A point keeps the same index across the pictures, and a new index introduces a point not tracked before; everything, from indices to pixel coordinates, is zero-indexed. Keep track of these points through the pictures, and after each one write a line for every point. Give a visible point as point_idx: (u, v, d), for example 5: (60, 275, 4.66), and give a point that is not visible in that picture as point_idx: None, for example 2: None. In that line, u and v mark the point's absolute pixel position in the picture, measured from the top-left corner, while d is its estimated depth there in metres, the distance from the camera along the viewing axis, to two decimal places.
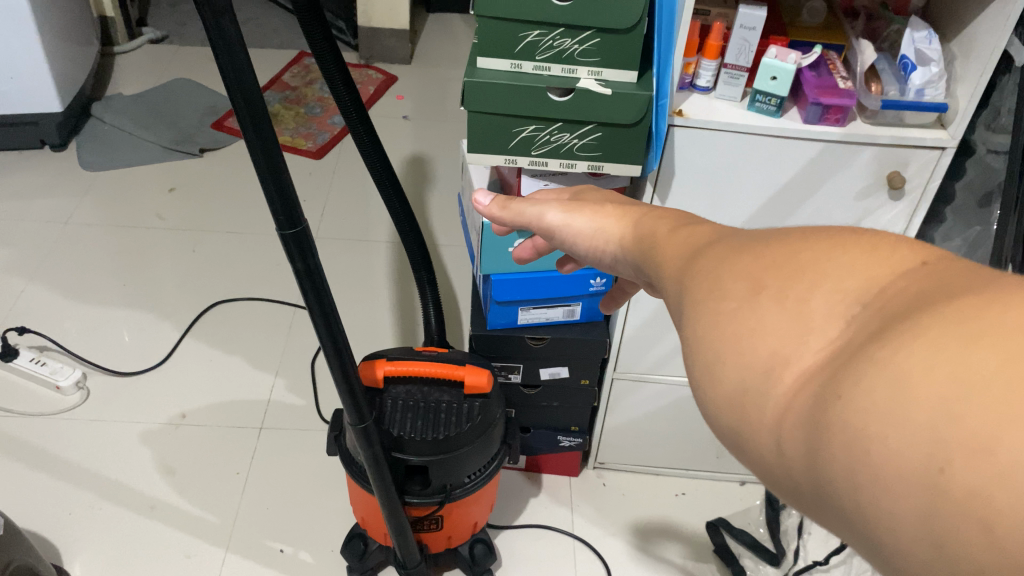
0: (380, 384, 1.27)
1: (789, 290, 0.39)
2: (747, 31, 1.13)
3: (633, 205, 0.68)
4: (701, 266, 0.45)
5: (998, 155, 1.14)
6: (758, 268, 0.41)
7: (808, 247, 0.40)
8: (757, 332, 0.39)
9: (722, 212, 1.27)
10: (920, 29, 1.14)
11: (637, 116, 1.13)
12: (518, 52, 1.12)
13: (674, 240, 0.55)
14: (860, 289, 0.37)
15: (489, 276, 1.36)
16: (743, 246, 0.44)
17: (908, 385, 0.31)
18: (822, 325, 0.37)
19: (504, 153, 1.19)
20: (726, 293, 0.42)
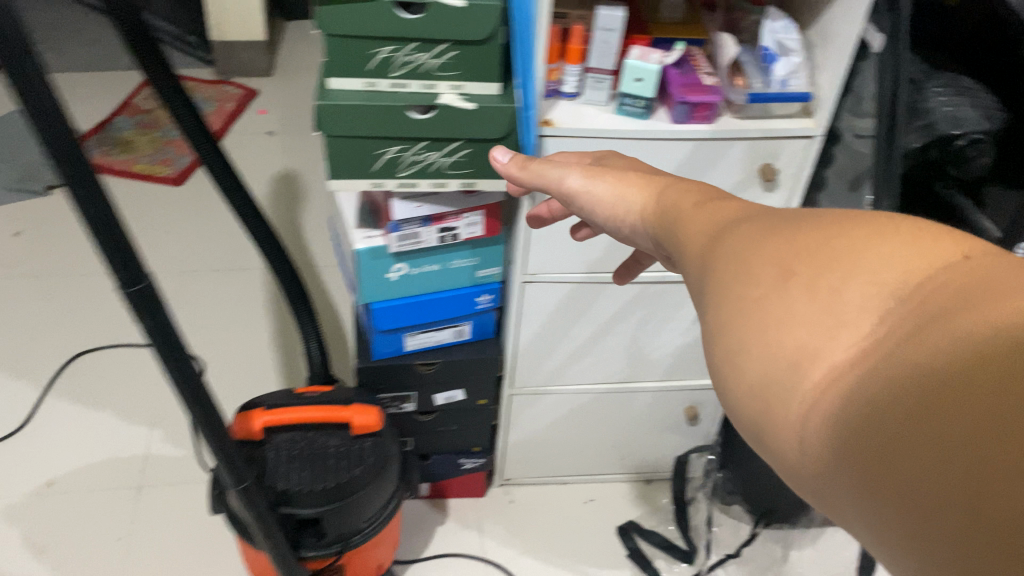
0: (258, 436, 1.19)
1: (818, 279, 0.47)
2: (607, 33, 1.11)
3: (668, 184, 0.77)
4: (741, 247, 0.54)
5: (865, 140, 1.15)
6: (794, 259, 0.49)
7: (845, 245, 0.48)
8: (784, 314, 0.47)
9: None
10: (777, 19, 1.15)
11: (506, 128, 1.08)
12: (370, 70, 1.05)
13: (696, 218, 0.66)
14: (886, 281, 0.45)
15: (369, 306, 1.29)
16: (780, 232, 0.52)
17: (911, 363, 0.39)
18: (845, 311, 0.45)
19: (368, 178, 1.11)
20: (760, 278, 0.50)
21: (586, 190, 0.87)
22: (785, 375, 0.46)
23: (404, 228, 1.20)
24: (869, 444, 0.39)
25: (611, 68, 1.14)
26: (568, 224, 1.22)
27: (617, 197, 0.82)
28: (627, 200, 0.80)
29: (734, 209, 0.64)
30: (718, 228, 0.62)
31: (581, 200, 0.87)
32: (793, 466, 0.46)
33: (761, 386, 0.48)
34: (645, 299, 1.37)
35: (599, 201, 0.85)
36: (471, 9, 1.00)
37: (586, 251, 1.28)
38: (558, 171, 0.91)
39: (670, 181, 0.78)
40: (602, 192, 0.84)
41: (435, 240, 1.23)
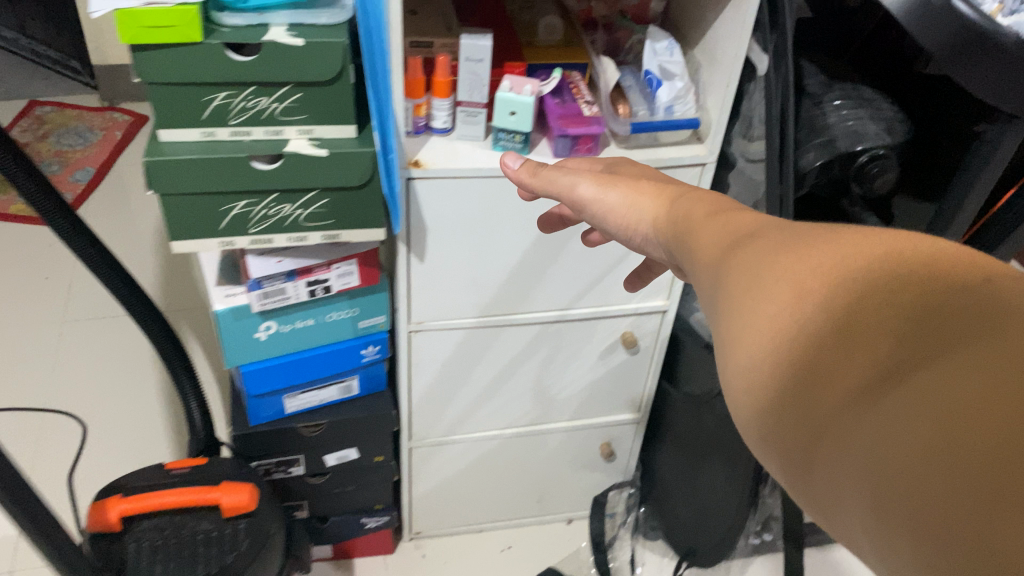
0: (117, 527, 1.06)
1: (831, 290, 0.40)
2: (474, 63, 1.01)
3: (676, 197, 0.71)
4: (748, 255, 0.47)
5: (757, 165, 1.07)
6: (804, 266, 0.43)
7: (855, 249, 0.42)
8: (793, 328, 0.41)
9: (488, 260, 1.14)
10: (659, 39, 1.07)
11: (367, 175, 0.97)
12: (206, 118, 0.93)
13: (707, 227, 0.59)
14: (907, 289, 0.38)
15: (238, 369, 1.17)
16: (792, 240, 0.46)
17: (958, 397, 0.34)
18: (859, 322, 0.38)
19: (216, 236, 0.99)
20: (768, 287, 0.43)
21: (597, 199, 0.80)
22: (799, 398, 0.40)
23: (267, 285, 1.08)
24: (898, 475, 0.34)
25: (483, 102, 1.04)
26: (451, 270, 1.14)
27: (626, 206, 0.76)
28: (640, 212, 0.74)
29: (752, 220, 0.55)
30: (721, 237, 0.55)
31: (592, 209, 0.81)
32: (813, 502, 0.40)
33: (768, 411, 0.41)
34: (546, 340, 1.26)
35: (611, 211, 0.79)
36: (312, 46, 0.89)
37: (476, 295, 1.18)
38: (571, 178, 0.84)
39: (686, 191, 0.72)
40: (614, 200, 0.78)
41: (304, 295, 1.11)
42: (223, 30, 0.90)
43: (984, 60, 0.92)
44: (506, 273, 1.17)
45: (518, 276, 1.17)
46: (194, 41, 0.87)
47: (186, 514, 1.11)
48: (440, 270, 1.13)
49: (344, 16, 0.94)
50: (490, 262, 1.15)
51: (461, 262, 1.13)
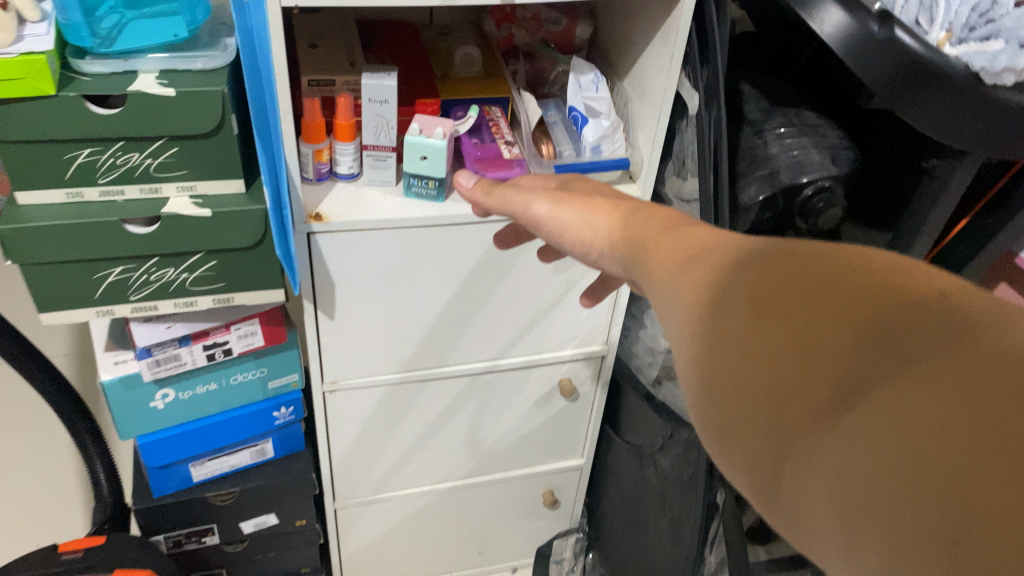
0: None
1: (790, 309, 0.39)
2: (378, 105, 0.91)
3: (639, 217, 0.67)
4: (711, 277, 0.46)
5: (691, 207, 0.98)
6: (761, 286, 0.41)
7: (812, 263, 0.40)
8: (754, 350, 0.39)
9: (405, 314, 1.04)
10: (584, 72, 0.98)
11: (258, 234, 0.87)
12: (70, 178, 0.82)
13: (668, 246, 0.57)
14: (861, 303, 0.36)
15: (134, 441, 1.06)
16: (753, 256, 0.44)
17: (920, 416, 0.32)
18: (817, 341, 0.37)
19: (91, 305, 0.88)
20: (733, 307, 0.42)
21: (552, 216, 0.78)
22: (762, 422, 0.38)
23: (158, 352, 0.98)
24: (858, 490, 0.33)
25: (391, 145, 0.94)
26: (366, 326, 1.04)
27: (580, 225, 0.74)
28: (594, 232, 0.72)
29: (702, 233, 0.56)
30: (679, 259, 0.53)
31: (547, 225, 0.78)
32: (777, 522, 0.39)
33: (733, 434, 0.40)
34: (476, 391, 1.17)
35: (567, 227, 0.76)
36: (185, 96, 0.79)
37: (395, 351, 1.08)
38: (523, 194, 0.81)
39: (644, 208, 0.69)
40: (569, 217, 0.76)
41: (202, 360, 1.01)
42: (83, 80, 0.79)
43: (929, 93, 0.85)
44: (428, 328, 1.07)
45: (441, 329, 1.08)
46: (46, 94, 0.76)
47: None
48: (354, 327, 1.03)
49: (225, 59, 0.83)
50: (408, 317, 1.05)
51: (376, 318, 1.03)
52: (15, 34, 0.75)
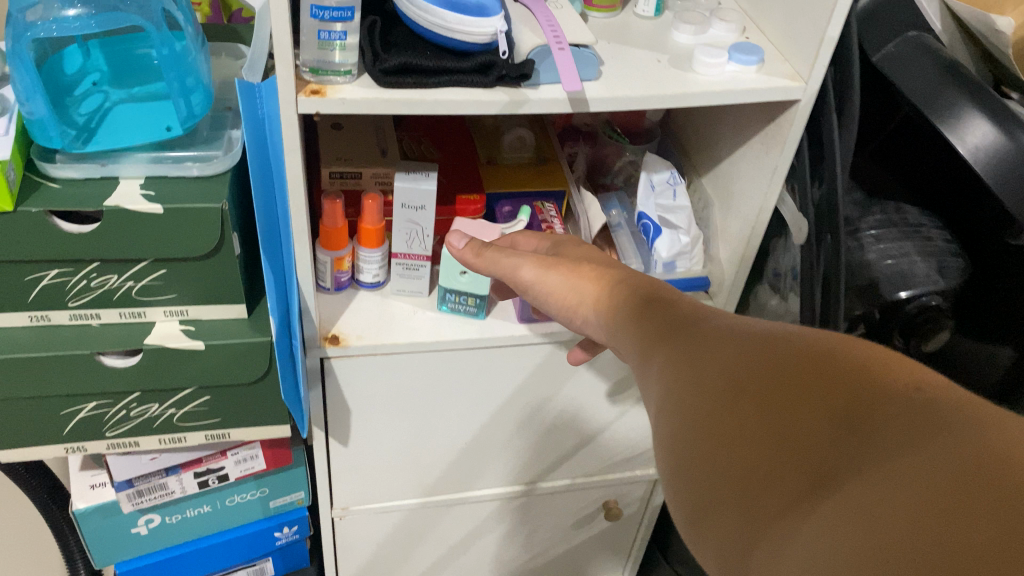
0: None
1: (769, 387, 0.37)
2: (413, 211, 0.75)
3: (616, 294, 0.56)
4: (686, 347, 0.44)
5: None
6: (739, 362, 0.40)
7: (796, 354, 0.39)
8: (729, 424, 0.38)
9: (431, 440, 0.89)
10: (659, 170, 0.81)
11: (261, 370, 0.72)
12: (34, 302, 0.67)
13: (632, 315, 0.52)
14: (843, 390, 0.35)
15: (113, 568, 0.91)
16: (735, 340, 0.42)
17: (899, 503, 0.30)
18: (795, 423, 0.35)
19: (57, 442, 0.73)
20: (710, 377, 0.40)
21: (540, 278, 0.63)
22: (731, 502, 0.36)
23: (140, 483, 0.82)
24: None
25: (425, 254, 0.79)
26: (385, 452, 0.89)
27: (567, 288, 0.60)
28: (577, 296, 0.59)
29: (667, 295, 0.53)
30: (647, 323, 0.50)
31: (535, 288, 0.64)
32: None
33: (698, 511, 0.37)
34: (507, 514, 1.02)
35: (550, 292, 0.63)
36: (175, 215, 0.63)
37: (417, 476, 0.93)
38: (516, 254, 0.66)
39: (630, 280, 0.57)
40: (554, 281, 0.61)
41: (193, 487, 0.86)
42: (53, 188, 0.64)
43: None
44: (457, 453, 0.92)
45: (472, 454, 0.92)
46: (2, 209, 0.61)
47: None
48: (371, 453, 0.88)
49: (227, 165, 0.67)
50: (435, 442, 0.90)
51: (397, 444, 0.88)
52: None
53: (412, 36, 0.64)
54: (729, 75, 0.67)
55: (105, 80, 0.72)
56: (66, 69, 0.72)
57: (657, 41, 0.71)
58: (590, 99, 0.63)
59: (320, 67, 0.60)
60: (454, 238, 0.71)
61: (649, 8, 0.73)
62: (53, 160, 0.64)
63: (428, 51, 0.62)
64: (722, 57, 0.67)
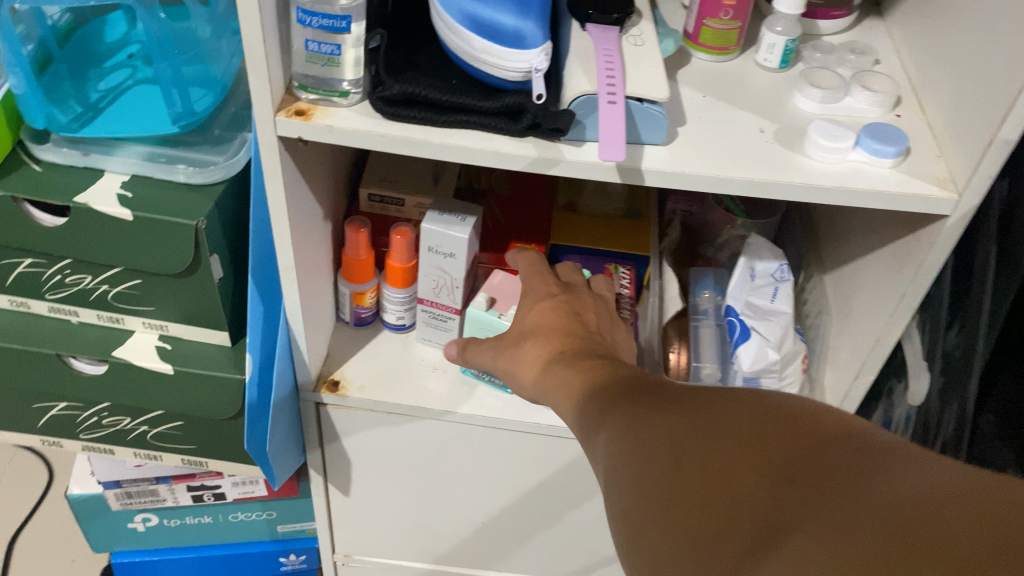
0: None
1: (712, 429, 0.31)
2: (442, 258, 0.63)
3: (550, 376, 0.47)
4: (628, 394, 0.39)
5: None
6: (681, 408, 0.34)
7: (726, 404, 0.33)
8: (666, 476, 0.31)
9: (444, 509, 0.78)
10: (761, 257, 0.64)
11: (235, 409, 0.63)
12: (12, 287, 0.62)
13: (568, 380, 0.45)
14: (782, 437, 0.30)
15: (110, 555, 0.87)
16: (667, 393, 0.36)
17: (848, 551, 0.25)
18: (738, 468, 0.29)
19: (33, 432, 0.69)
20: (649, 420, 0.34)
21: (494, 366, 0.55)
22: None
23: (128, 485, 0.77)
24: None
25: (456, 308, 0.66)
26: (390, 511, 0.78)
27: (513, 370, 0.52)
28: (520, 378, 0.51)
29: (587, 364, 0.46)
30: (584, 381, 0.43)
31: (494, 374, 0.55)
32: None
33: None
34: None
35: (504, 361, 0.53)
36: (146, 225, 0.55)
37: (425, 543, 0.82)
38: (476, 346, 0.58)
39: (566, 359, 0.47)
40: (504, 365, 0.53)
41: (187, 499, 0.80)
42: (34, 171, 0.57)
43: None
44: (473, 529, 0.80)
45: (490, 534, 0.80)
46: None
47: None
48: (373, 509, 0.78)
49: (223, 175, 0.58)
50: (448, 512, 0.78)
51: (404, 506, 0.77)
52: None
53: (442, 60, 0.51)
54: (849, 167, 0.50)
55: (142, 53, 0.65)
56: (108, 36, 0.66)
57: (769, 103, 0.54)
58: (645, 171, 0.48)
59: (316, 85, 0.49)
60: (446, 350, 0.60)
61: (773, 57, 0.56)
62: (43, 141, 0.58)
63: (452, 79, 0.50)
64: (847, 141, 0.49)
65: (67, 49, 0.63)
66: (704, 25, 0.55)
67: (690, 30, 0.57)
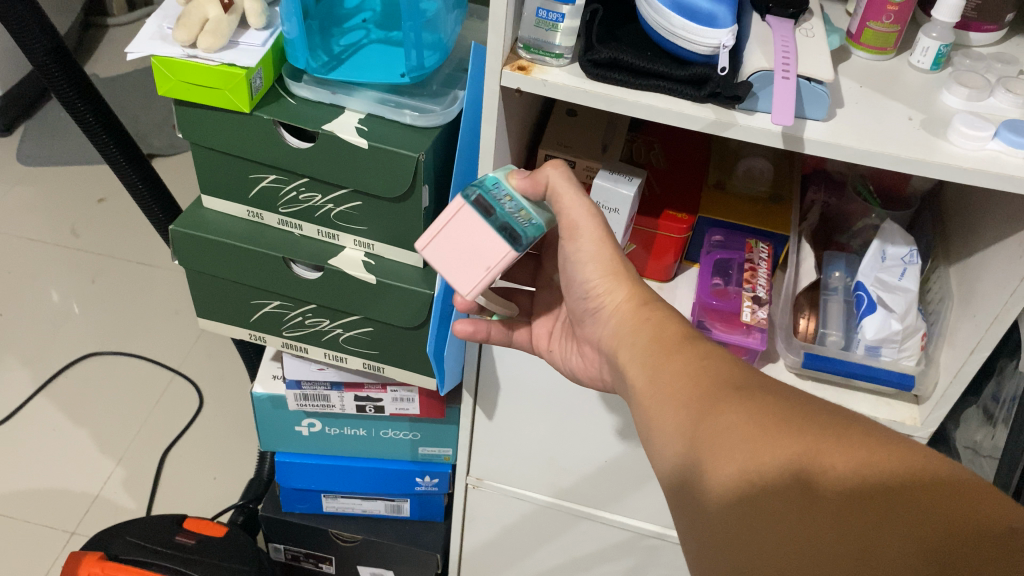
0: (97, 562, 0.98)
1: (824, 486, 0.44)
2: (606, 212, 0.73)
3: (647, 313, 0.59)
4: (684, 408, 0.51)
5: (978, 460, 0.71)
6: (779, 445, 0.45)
7: (832, 455, 0.45)
8: (789, 520, 0.44)
9: (574, 443, 0.87)
10: (894, 243, 0.72)
11: (419, 319, 0.74)
12: (253, 198, 0.75)
13: (676, 359, 0.54)
14: (886, 493, 0.43)
15: (273, 455, 1.01)
16: (761, 418, 0.47)
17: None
18: (866, 525, 0.43)
19: (245, 327, 0.83)
20: (763, 464, 0.45)
21: (572, 243, 0.62)
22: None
23: (307, 387, 0.90)
24: None
25: (426, 243, 0.62)
26: (525, 439, 0.89)
27: (600, 274, 0.61)
28: (608, 291, 0.61)
29: (661, 325, 0.57)
30: (688, 360, 0.53)
31: (566, 244, 0.62)
32: None
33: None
34: (636, 550, 0.96)
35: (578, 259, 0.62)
36: (377, 153, 0.67)
37: (551, 476, 0.92)
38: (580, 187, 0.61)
39: (662, 307, 0.59)
40: (603, 256, 0.61)
41: (352, 408, 0.92)
42: (288, 102, 0.70)
43: None
44: (597, 467, 0.89)
45: (611, 474, 0.89)
46: (241, 110, 0.68)
47: (166, 543, 1.04)
48: (512, 435, 0.89)
49: (439, 121, 0.70)
50: (577, 446, 0.87)
51: (539, 434, 0.87)
52: (228, 38, 0.68)
53: (641, 38, 0.62)
54: (987, 155, 0.57)
55: (374, 20, 0.77)
56: (347, 3, 0.78)
57: (920, 98, 0.62)
58: (807, 140, 0.57)
59: (536, 46, 0.60)
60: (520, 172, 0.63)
61: (926, 59, 0.63)
62: (297, 80, 0.71)
63: (648, 52, 0.60)
64: (986, 131, 0.56)
65: (319, 10, 0.76)
66: (866, 26, 0.64)
67: (854, 31, 0.65)
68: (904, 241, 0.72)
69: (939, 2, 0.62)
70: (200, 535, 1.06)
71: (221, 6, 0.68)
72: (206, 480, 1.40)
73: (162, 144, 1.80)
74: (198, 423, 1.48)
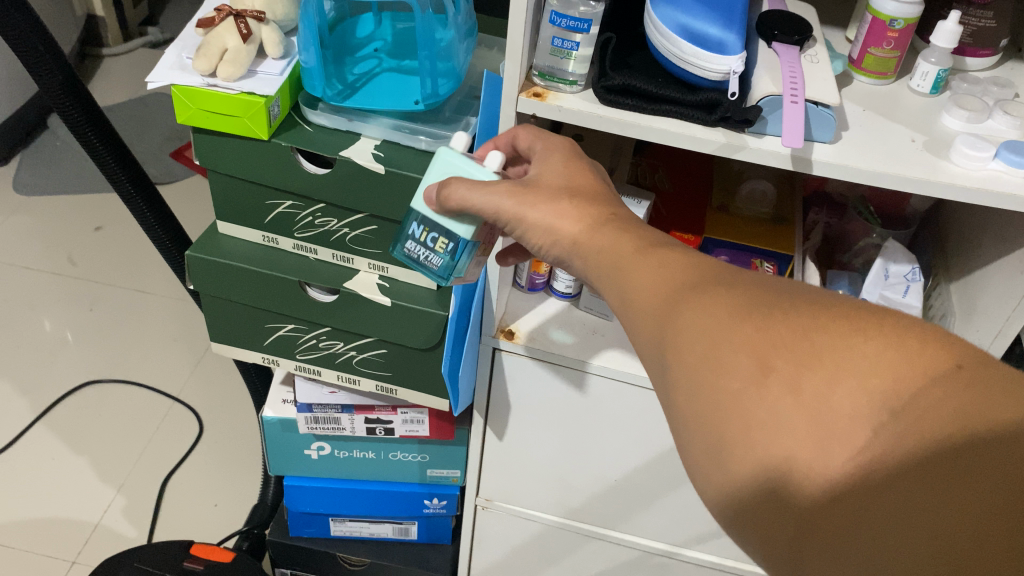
0: None
1: (787, 360, 0.39)
2: None
3: (604, 235, 0.51)
4: (649, 316, 0.46)
5: None
6: (738, 327, 0.41)
7: (795, 328, 0.40)
8: (752, 400, 0.39)
9: (583, 461, 0.88)
10: (897, 261, 0.74)
11: (433, 340, 0.76)
12: (269, 223, 0.77)
13: (640, 274, 0.48)
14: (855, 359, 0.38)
15: (281, 478, 1.01)
16: (720, 306, 0.42)
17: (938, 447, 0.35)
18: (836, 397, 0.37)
19: (259, 350, 0.84)
20: (723, 347, 0.41)
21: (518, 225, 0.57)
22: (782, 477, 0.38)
23: (318, 411, 0.91)
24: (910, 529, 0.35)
25: None
26: (535, 458, 0.89)
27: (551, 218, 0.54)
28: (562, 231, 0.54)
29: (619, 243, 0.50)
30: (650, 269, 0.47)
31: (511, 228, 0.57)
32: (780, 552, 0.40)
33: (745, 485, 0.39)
34: (644, 568, 0.97)
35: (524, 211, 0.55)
36: (393, 178, 0.69)
37: (561, 495, 0.92)
38: (476, 190, 0.57)
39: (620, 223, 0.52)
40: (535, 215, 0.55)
41: (362, 431, 0.93)
42: (306, 130, 0.72)
43: None
44: (606, 485, 0.89)
45: (620, 491, 0.89)
46: (259, 137, 0.70)
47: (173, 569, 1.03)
48: (521, 454, 0.90)
49: None
50: (587, 464, 0.88)
51: (549, 452, 0.88)
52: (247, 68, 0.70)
53: (652, 65, 0.64)
54: (988, 174, 0.59)
55: (386, 49, 0.79)
56: (359, 33, 0.80)
57: (921, 120, 0.64)
58: (814, 161, 0.59)
59: (550, 73, 0.62)
60: (426, 194, 0.61)
61: (926, 83, 0.66)
62: (314, 107, 0.73)
63: (659, 78, 0.62)
64: (987, 152, 0.58)
65: (333, 40, 0.78)
66: (868, 52, 0.66)
67: (855, 57, 0.67)
68: (904, 259, 0.74)
69: (939, 28, 0.64)
70: (207, 561, 1.05)
71: (241, 36, 0.68)
72: (207, 507, 1.39)
73: (158, 173, 1.81)
74: (199, 449, 1.48)
